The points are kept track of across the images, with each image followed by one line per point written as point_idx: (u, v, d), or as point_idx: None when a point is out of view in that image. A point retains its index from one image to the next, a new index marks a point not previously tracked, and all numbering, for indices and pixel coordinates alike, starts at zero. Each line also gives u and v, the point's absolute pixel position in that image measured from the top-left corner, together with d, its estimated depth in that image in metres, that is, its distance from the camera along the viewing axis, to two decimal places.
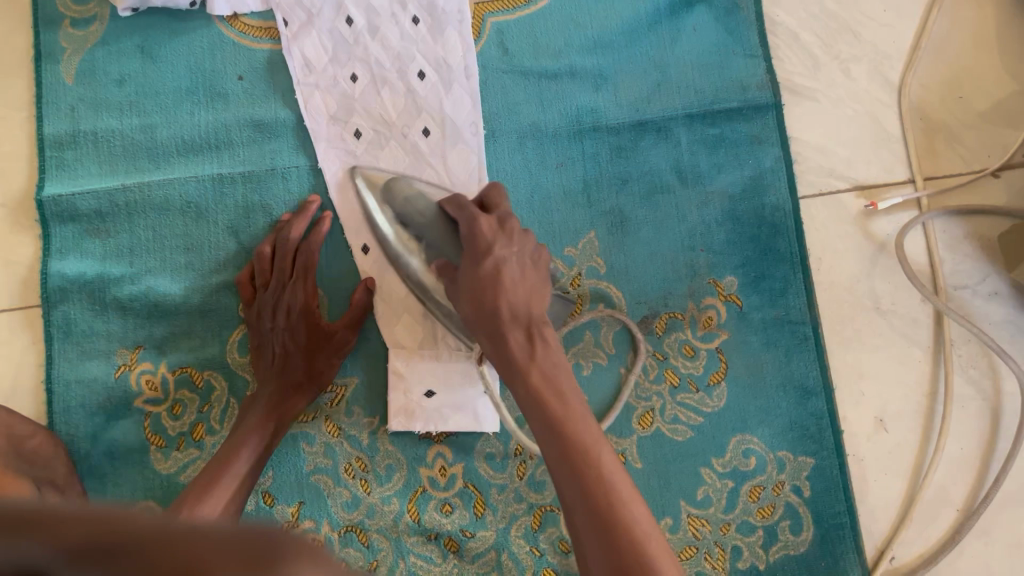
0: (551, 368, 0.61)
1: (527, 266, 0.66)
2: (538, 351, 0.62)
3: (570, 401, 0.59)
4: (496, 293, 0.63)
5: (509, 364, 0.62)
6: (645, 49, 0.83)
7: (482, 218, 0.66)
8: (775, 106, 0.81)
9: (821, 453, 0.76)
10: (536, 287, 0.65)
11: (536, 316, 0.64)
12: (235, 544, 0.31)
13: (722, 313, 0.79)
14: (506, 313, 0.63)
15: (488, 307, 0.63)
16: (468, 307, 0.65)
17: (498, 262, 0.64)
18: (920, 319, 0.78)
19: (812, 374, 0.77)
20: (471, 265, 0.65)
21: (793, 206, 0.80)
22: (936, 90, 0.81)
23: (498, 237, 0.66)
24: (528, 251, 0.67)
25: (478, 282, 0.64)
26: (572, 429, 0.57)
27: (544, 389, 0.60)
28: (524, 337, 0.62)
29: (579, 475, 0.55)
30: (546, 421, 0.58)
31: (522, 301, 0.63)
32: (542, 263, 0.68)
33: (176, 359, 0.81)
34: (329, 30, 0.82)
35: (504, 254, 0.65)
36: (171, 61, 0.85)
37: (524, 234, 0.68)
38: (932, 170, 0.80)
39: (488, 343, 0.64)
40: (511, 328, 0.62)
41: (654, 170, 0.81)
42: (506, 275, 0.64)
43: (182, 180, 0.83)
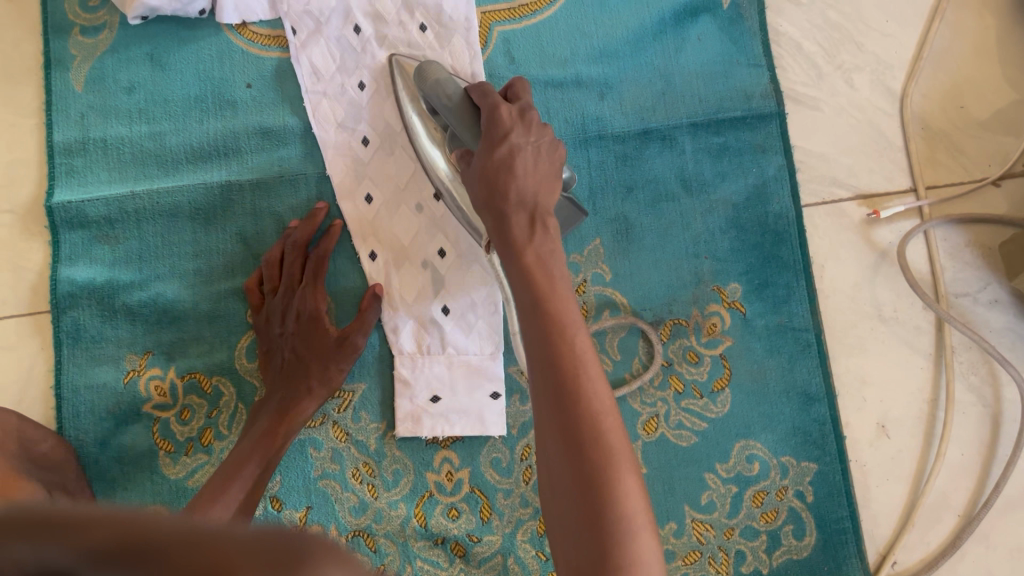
0: (549, 265, 0.58)
1: (540, 159, 0.63)
2: (538, 236, 0.59)
3: (562, 309, 0.56)
4: (508, 179, 0.61)
5: (509, 244, 0.60)
6: (650, 58, 0.83)
7: (502, 106, 0.64)
8: (778, 115, 0.82)
9: (824, 459, 0.77)
10: (547, 176, 0.62)
11: (543, 205, 0.61)
12: (270, 550, 0.28)
13: (726, 320, 0.80)
14: (513, 196, 0.60)
15: (497, 189, 0.61)
16: (478, 192, 0.63)
17: (511, 151, 0.62)
18: (922, 327, 0.79)
19: (815, 381, 0.78)
20: (485, 148, 0.63)
21: (796, 214, 0.81)
22: (938, 101, 0.82)
23: (516, 126, 0.64)
24: (545, 145, 0.64)
25: (490, 164, 0.62)
26: (557, 327, 0.55)
27: (539, 283, 0.57)
28: (526, 222, 0.60)
29: (557, 378, 0.52)
30: (534, 316, 0.56)
31: (530, 187, 0.61)
32: (559, 159, 0.65)
33: (185, 365, 0.81)
34: (337, 39, 0.83)
35: (519, 142, 0.63)
36: (180, 69, 0.86)
37: (542, 128, 0.65)
38: (934, 179, 0.81)
39: (492, 222, 0.62)
40: (516, 210, 0.60)
41: (659, 177, 0.82)
42: (517, 162, 0.61)
43: (190, 186, 0.84)
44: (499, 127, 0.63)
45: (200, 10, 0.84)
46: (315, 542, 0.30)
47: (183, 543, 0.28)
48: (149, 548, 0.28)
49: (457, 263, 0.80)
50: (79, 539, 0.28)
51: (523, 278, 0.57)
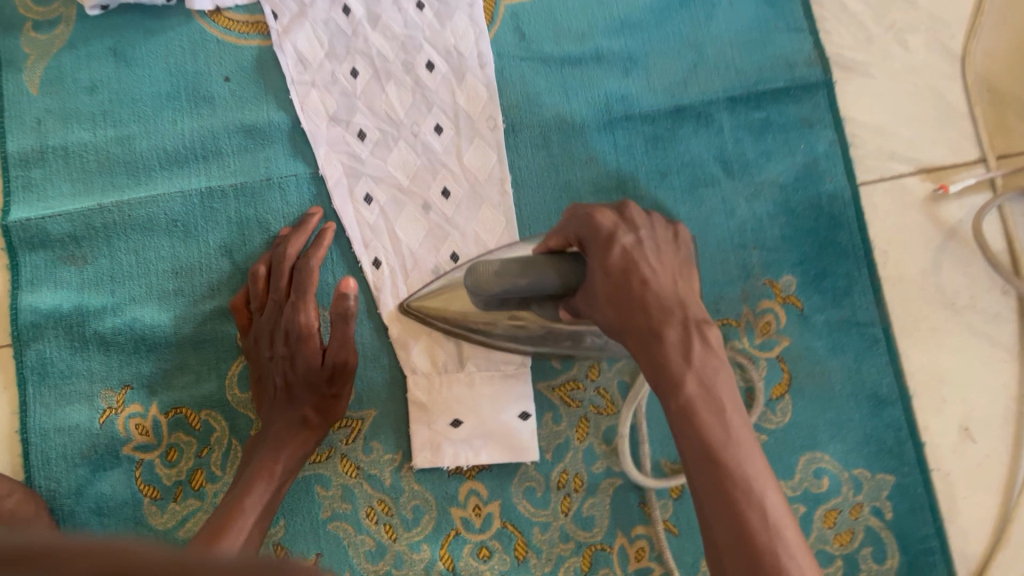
0: (716, 394, 0.44)
1: (665, 249, 0.51)
2: (698, 351, 0.45)
3: (742, 470, 0.42)
4: (643, 285, 0.47)
5: (661, 373, 0.46)
6: (678, 28, 0.74)
7: (597, 214, 0.51)
8: (825, 84, 0.73)
9: (902, 470, 0.68)
10: (677, 269, 0.50)
11: (692, 308, 0.47)
12: (258, 568, 0.27)
13: (781, 317, 0.70)
14: (653, 304, 0.47)
15: (635, 307, 0.47)
16: (609, 315, 0.49)
17: (631, 248, 0.49)
18: (1003, 314, 0.70)
19: (886, 382, 0.69)
20: (596, 264, 0.49)
21: (852, 194, 0.71)
22: (1002, 60, 0.73)
23: (619, 224, 0.50)
24: (663, 235, 0.52)
25: (618, 284, 0.48)
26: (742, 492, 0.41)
27: (709, 427, 0.43)
28: (681, 335, 0.46)
29: (752, 561, 0.39)
30: (713, 478, 0.42)
31: (667, 287, 0.48)
32: (681, 240, 0.53)
33: (169, 400, 0.71)
34: (323, 21, 0.74)
35: (631, 239, 0.50)
36: (148, 63, 0.76)
37: (649, 216, 0.52)
38: (1005, 147, 0.72)
39: (636, 351, 0.48)
40: (667, 326, 0.46)
41: (696, 161, 0.73)
42: (642, 264, 0.48)
43: (167, 196, 0.74)
44: (600, 226, 0.50)
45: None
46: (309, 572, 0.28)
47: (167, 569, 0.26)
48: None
49: None
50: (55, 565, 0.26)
51: (686, 419, 0.44)
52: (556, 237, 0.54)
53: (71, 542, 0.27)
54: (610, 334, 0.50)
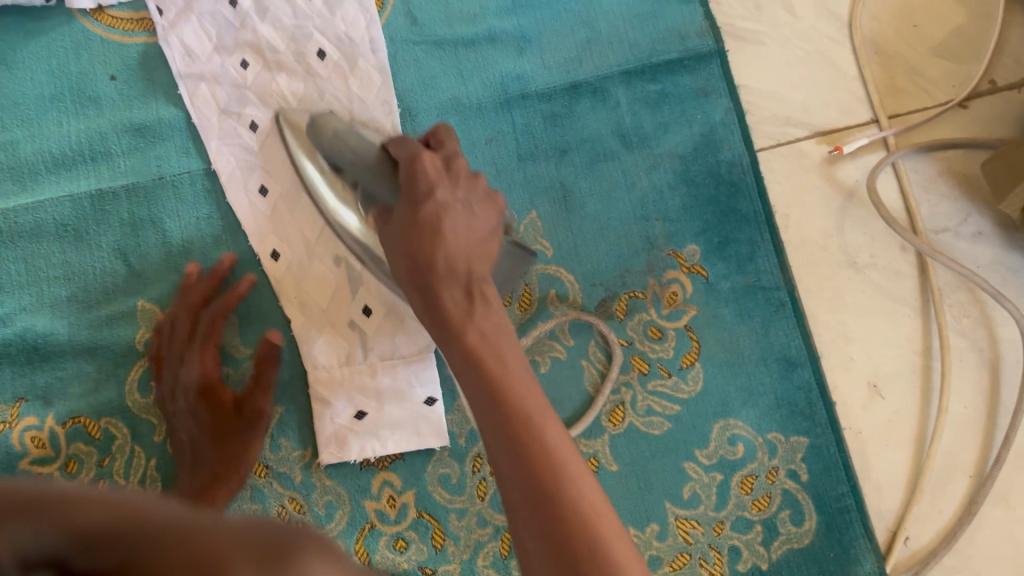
0: (497, 344, 0.48)
1: (474, 216, 0.53)
2: (478, 308, 0.49)
3: (517, 395, 0.45)
4: (433, 240, 0.51)
5: (417, 281, 0.51)
6: (569, 5, 0.74)
7: (423, 154, 0.54)
8: (717, 53, 0.73)
9: (815, 431, 0.68)
10: (481, 243, 0.52)
11: (479, 273, 0.51)
12: (256, 533, 0.23)
13: (687, 286, 0.70)
14: (442, 266, 0.50)
15: (419, 260, 0.51)
16: (398, 258, 0.53)
17: (439, 210, 0.52)
18: (904, 271, 0.71)
19: (794, 343, 0.69)
20: (407, 207, 0.53)
21: (750, 160, 0.72)
22: (889, 22, 0.74)
23: (441, 177, 0.53)
24: (476, 198, 0.54)
25: (413, 230, 0.52)
26: (523, 415, 0.44)
27: (489, 368, 0.47)
28: (462, 295, 0.50)
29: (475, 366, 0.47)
30: (491, 405, 0.45)
31: (460, 246, 0.51)
32: (500, 204, 0.56)
33: (66, 409, 0.69)
34: (210, 13, 0.72)
35: (447, 199, 0.52)
36: (30, 67, 0.73)
37: (473, 180, 0.54)
38: (895, 108, 0.73)
39: (417, 301, 0.52)
40: (446, 283, 0.50)
41: (595, 136, 0.73)
42: (445, 224, 0.51)
43: (55, 200, 0.72)
44: (419, 180, 0.53)
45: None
46: (306, 533, 0.25)
47: (174, 529, 0.23)
48: (128, 540, 0.22)
49: None
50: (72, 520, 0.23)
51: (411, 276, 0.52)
52: (397, 145, 0.56)
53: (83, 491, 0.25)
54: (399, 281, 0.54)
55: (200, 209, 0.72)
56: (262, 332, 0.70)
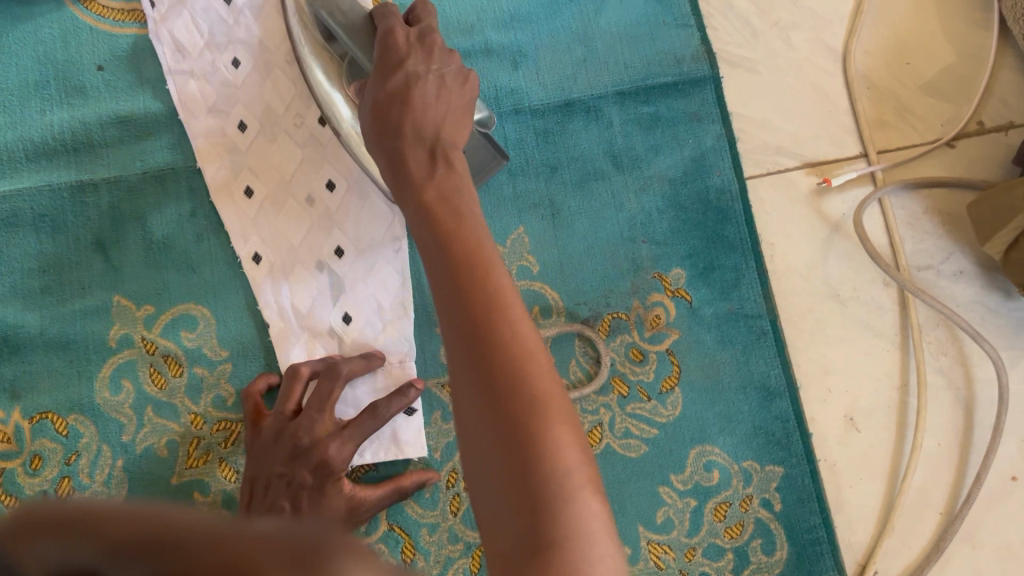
0: (459, 210, 0.44)
1: (450, 87, 0.50)
2: (440, 171, 0.46)
3: (468, 253, 0.42)
4: (402, 110, 0.48)
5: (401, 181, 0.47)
6: (566, 22, 0.74)
7: (397, 28, 0.52)
8: (712, 79, 0.73)
9: (790, 461, 0.68)
10: (455, 107, 0.50)
11: (447, 138, 0.48)
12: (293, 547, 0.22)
13: (671, 310, 0.70)
14: (410, 129, 0.48)
15: (387, 124, 0.49)
16: (368, 128, 0.50)
17: (410, 79, 0.50)
18: (885, 306, 0.71)
19: (774, 373, 0.69)
20: (378, 80, 0.50)
21: (739, 187, 0.72)
22: (882, 58, 0.75)
23: (412, 50, 0.51)
24: (450, 72, 0.51)
25: (384, 99, 0.49)
26: (476, 270, 0.41)
27: (445, 222, 0.43)
28: (425, 157, 0.47)
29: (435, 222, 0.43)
30: (440, 261, 0.42)
31: (427, 118, 0.48)
32: (473, 87, 0.52)
33: (33, 404, 0.67)
34: (203, 10, 0.71)
35: (418, 69, 0.50)
36: (15, 52, 0.72)
37: (449, 54, 0.52)
38: (885, 142, 0.73)
39: (382, 160, 0.49)
40: (411, 145, 0.47)
41: (586, 154, 0.73)
42: (415, 92, 0.49)
43: (34, 189, 0.70)
44: (394, 54, 0.51)
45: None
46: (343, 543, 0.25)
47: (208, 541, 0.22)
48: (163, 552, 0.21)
49: (361, 258, 0.69)
50: (105, 532, 0.22)
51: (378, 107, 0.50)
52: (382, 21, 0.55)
53: (108, 505, 0.24)
54: (367, 146, 0.52)
55: (182, 206, 0.70)
56: (239, 334, 0.69)
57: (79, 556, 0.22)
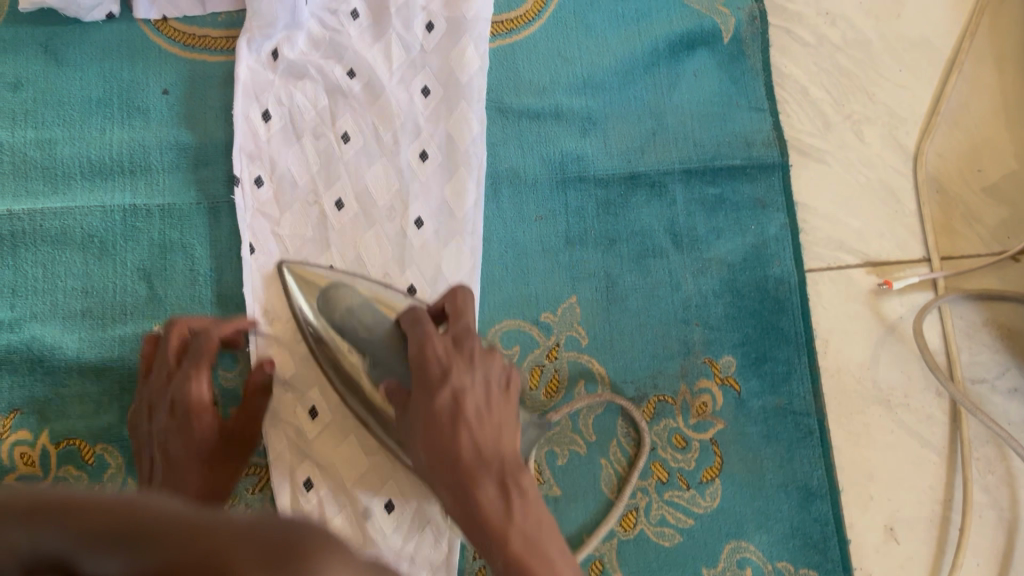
0: (537, 537, 0.52)
1: (494, 400, 0.55)
2: (516, 505, 0.52)
3: (558, 566, 0.51)
4: (456, 428, 0.53)
5: (455, 466, 0.53)
6: (639, 93, 0.73)
7: (435, 337, 0.56)
8: (781, 166, 0.72)
9: (825, 566, 0.66)
10: (501, 412, 0.55)
11: (506, 458, 0.54)
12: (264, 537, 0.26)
13: (718, 399, 0.69)
14: (471, 455, 0.53)
15: (437, 447, 0.53)
16: (420, 455, 0.54)
17: (457, 394, 0.54)
18: (935, 416, 0.70)
19: (817, 474, 0.68)
20: (424, 397, 0.54)
21: (799, 280, 0.71)
22: (954, 162, 0.74)
23: (454, 360, 0.55)
24: (493, 377, 0.56)
25: (433, 428, 0.53)
26: (545, 562, 0.51)
27: (518, 545, 0.51)
28: (496, 490, 0.52)
29: (507, 551, 0.51)
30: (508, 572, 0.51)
31: (489, 445, 0.53)
32: (514, 389, 0.58)
33: (62, 429, 0.65)
34: (323, 78, 0.71)
35: (464, 381, 0.54)
36: (80, 67, 0.71)
37: (489, 358, 0.57)
38: (949, 249, 0.72)
39: (452, 503, 0.53)
40: (482, 479, 0.52)
41: (646, 230, 0.71)
42: (467, 408, 0.54)
43: (85, 208, 0.69)
44: (433, 367, 0.55)
45: (109, 15, 0.72)
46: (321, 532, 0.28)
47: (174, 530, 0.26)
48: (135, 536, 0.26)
49: None
50: (77, 526, 0.27)
51: (425, 412, 0.54)
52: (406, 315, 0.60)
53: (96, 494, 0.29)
54: (421, 472, 0.56)
55: (234, 240, 0.69)
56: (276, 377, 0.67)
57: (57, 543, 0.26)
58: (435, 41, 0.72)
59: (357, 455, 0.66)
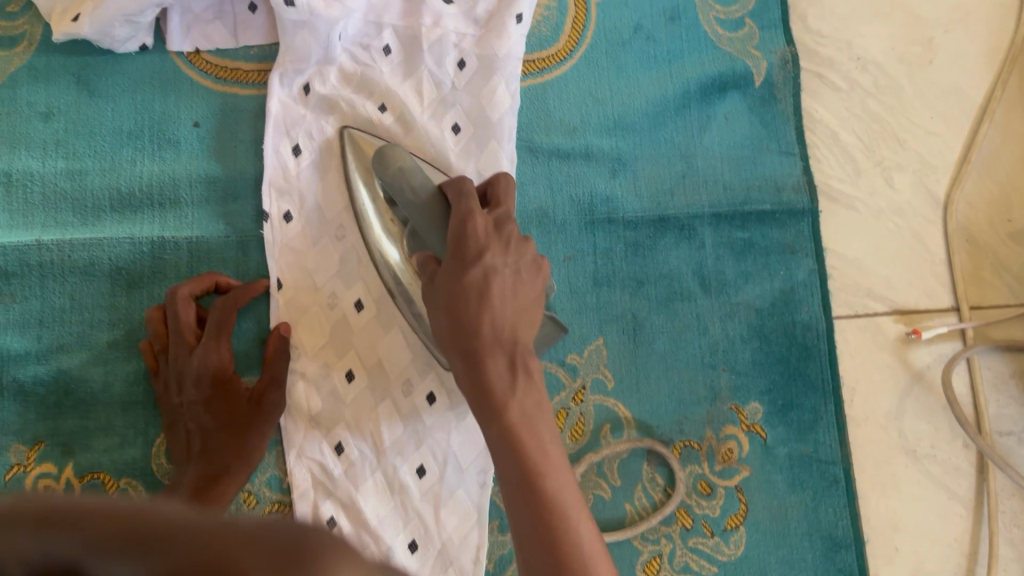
0: (539, 464, 0.49)
1: (522, 288, 0.53)
2: (521, 382, 0.51)
3: (566, 498, 0.49)
4: (480, 306, 0.51)
5: (461, 317, 0.51)
6: (670, 135, 0.73)
7: (477, 213, 0.53)
8: (811, 212, 0.72)
9: None
10: (527, 305, 0.53)
11: (523, 342, 0.52)
12: (277, 540, 0.23)
13: (744, 445, 0.68)
14: (488, 332, 0.51)
15: (459, 304, 0.51)
16: (440, 324, 0.53)
17: (489, 273, 0.51)
18: (961, 467, 0.69)
19: (841, 524, 0.67)
20: (451, 272, 0.52)
21: (827, 326, 0.70)
22: (984, 211, 0.74)
23: (491, 242, 0.52)
24: (526, 265, 0.54)
25: (458, 291, 0.51)
26: (547, 499, 0.48)
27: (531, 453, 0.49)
28: (507, 369, 0.51)
29: (509, 428, 0.50)
30: (522, 485, 0.49)
31: (507, 324, 0.51)
32: (544, 274, 0.55)
33: (86, 463, 0.65)
34: (354, 114, 0.71)
35: (497, 263, 0.52)
36: (112, 98, 0.71)
37: (524, 248, 0.54)
38: (978, 298, 0.72)
39: (444, 320, 0.52)
40: (492, 351, 0.51)
41: (675, 273, 0.71)
42: (495, 289, 0.51)
43: (113, 240, 0.69)
44: (469, 239, 0.52)
45: (142, 46, 0.71)
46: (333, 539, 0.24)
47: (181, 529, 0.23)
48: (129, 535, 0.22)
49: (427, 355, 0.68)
50: (83, 529, 0.23)
51: (455, 274, 0.52)
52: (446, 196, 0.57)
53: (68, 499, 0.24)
54: (438, 337, 0.54)
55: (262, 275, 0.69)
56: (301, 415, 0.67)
57: (25, 555, 0.22)
58: (467, 77, 0.71)
59: (380, 495, 0.66)
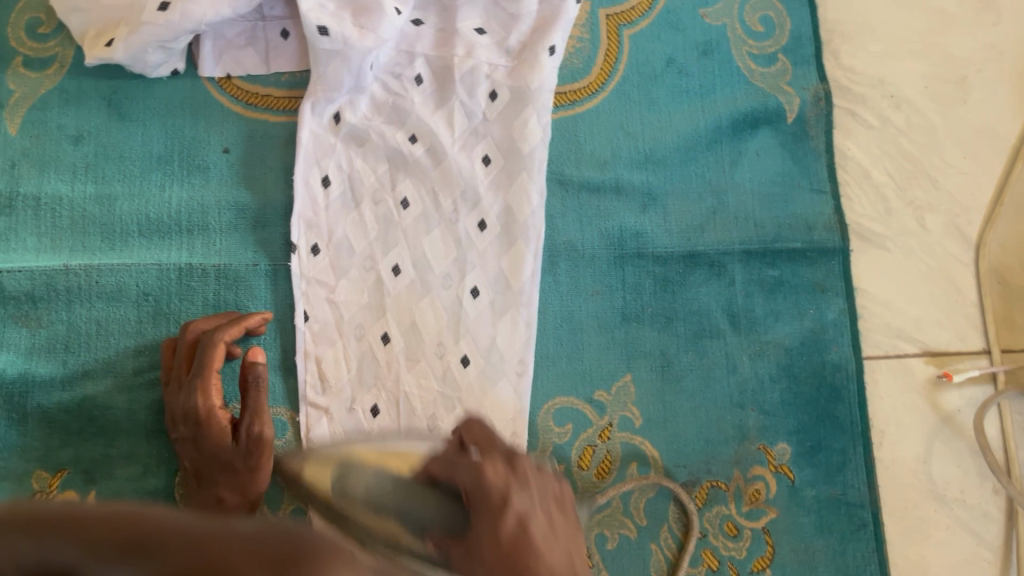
0: None
1: (555, 516, 0.49)
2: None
3: None
4: (530, 560, 0.44)
5: None
6: (701, 170, 0.73)
7: (486, 463, 0.49)
8: (841, 251, 0.72)
9: None
10: (565, 530, 0.49)
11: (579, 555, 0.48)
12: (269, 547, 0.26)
13: (772, 486, 0.68)
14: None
15: None
16: None
17: (523, 513, 0.46)
18: (991, 513, 0.69)
19: (870, 569, 0.67)
20: (488, 544, 0.44)
21: (856, 367, 0.70)
22: (1016, 253, 0.73)
23: (511, 484, 0.48)
24: (546, 492, 0.51)
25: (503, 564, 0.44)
26: None
27: None
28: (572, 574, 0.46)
29: None
30: None
31: (562, 558, 0.46)
32: (566, 504, 0.52)
33: (110, 491, 0.65)
34: (384, 143, 0.70)
35: (527, 504, 0.47)
36: (142, 122, 0.71)
37: (540, 475, 0.51)
38: (1010, 342, 0.71)
39: None
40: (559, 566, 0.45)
41: (704, 310, 0.71)
42: (535, 532, 0.46)
43: (141, 266, 0.68)
44: (492, 494, 0.47)
45: (173, 71, 0.71)
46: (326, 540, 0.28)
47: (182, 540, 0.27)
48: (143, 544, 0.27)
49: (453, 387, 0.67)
50: (84, 536, 0.27)
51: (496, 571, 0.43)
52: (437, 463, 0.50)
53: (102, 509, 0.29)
54: None
55: (289, 303, 0.69)
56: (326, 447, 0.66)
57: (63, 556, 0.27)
58: (498, 109, 0.71)
59: None
